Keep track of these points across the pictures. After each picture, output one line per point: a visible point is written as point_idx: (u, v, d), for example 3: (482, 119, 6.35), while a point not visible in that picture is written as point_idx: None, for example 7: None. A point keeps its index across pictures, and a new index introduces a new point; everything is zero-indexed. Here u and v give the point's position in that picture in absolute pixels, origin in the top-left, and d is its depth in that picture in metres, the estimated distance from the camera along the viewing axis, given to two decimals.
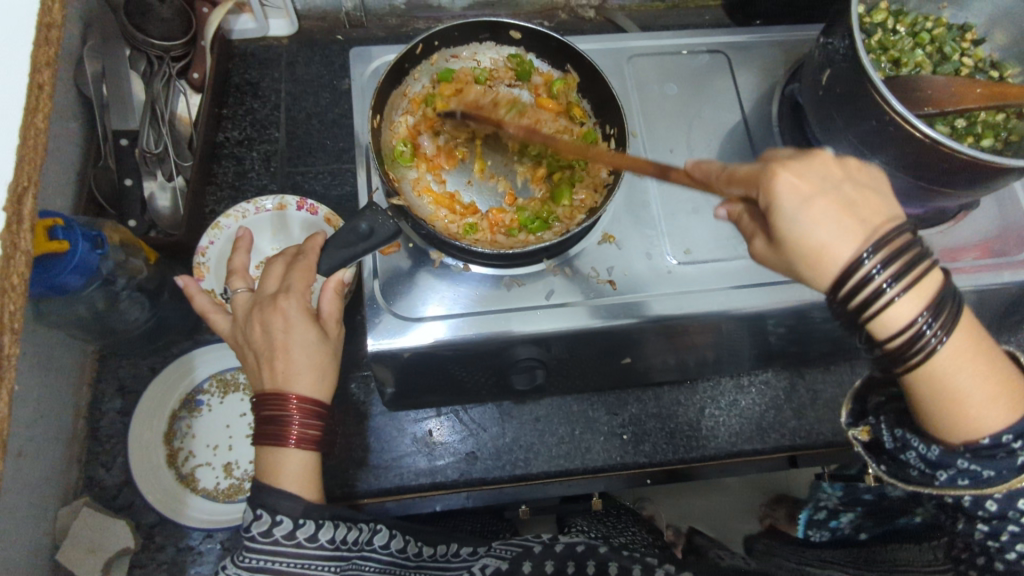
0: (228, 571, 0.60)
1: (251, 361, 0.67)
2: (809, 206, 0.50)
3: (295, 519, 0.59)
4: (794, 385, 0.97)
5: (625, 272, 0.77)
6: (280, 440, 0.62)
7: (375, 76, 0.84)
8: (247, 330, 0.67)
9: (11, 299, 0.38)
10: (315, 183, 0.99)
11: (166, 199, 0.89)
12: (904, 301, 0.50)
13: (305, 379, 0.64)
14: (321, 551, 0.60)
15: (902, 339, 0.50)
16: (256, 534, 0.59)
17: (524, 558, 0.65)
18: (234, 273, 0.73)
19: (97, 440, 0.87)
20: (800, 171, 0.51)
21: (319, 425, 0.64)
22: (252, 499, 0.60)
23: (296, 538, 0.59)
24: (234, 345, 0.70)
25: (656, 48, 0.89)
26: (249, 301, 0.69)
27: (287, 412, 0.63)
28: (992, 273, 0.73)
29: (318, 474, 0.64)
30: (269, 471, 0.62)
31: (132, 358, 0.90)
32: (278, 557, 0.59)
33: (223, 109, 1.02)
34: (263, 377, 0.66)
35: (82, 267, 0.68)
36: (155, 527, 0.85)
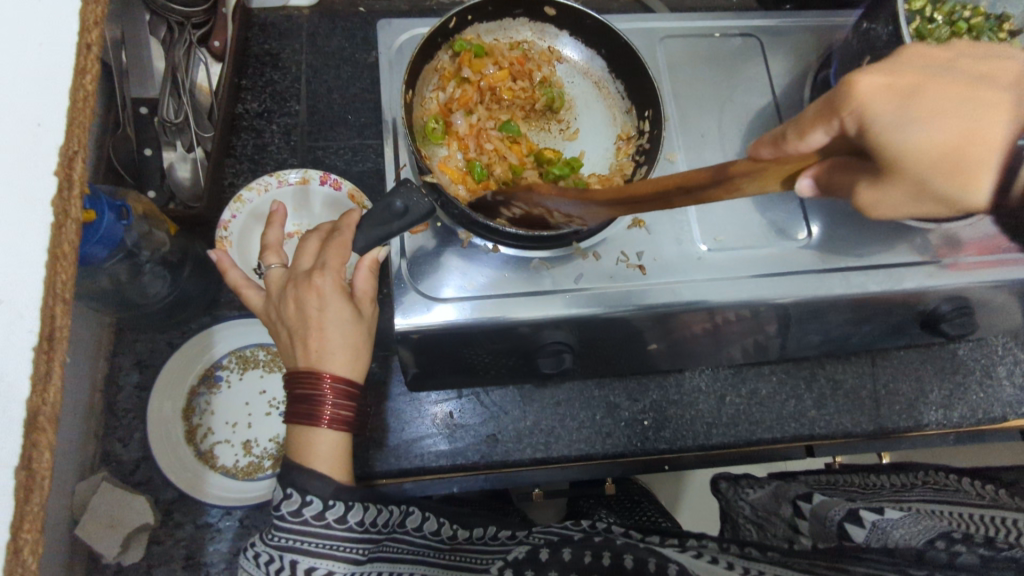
0: (257, 548, 0.60)
1: (284, 337, 0.67)
2: (917, 99, 0.47)
3: (324, 500, 0.59)
4: (814, 374, 0.97)
5: (655, 256, 0.76)
6: (313, 419, 0.63)
7: (402, 51, 0.82)
8: (281, 306, 0.67)
9: (62, 268, 0.36)
10: (335, 158, 0.97)
11: (185, 170, 0.87)
12: None
13: (338, 358, 0.64)
14: (349, 533, 0.59)
15: None
16: (286, 513, 0.59)
17: (563, 545, 0.65)
18: (268, 249, 0.72)
19: (114, 414, 0.86)
20: (886, 72, 0.50)
21: (352, 406, 0.64)
22: (282, 478, 0.60)
23: (325, 518, 0.59)
24: (267, 321, 0.70)
25: (688, 29, 0.87)
26: (283, 278, 0.69)
27: (320, 391, 0.63)
28: (998, 269, 0.76)
29: (347, 454, 0.65)
30: (302, 450, 0.62)
31: (149, 332, 0.89)
32: (307, 538, 0.58)
33: (243, 80, 0.99)
34: (297, 355, 0.65)
35: (107, 239, 0.66)
36: (174, 503, 0.85)
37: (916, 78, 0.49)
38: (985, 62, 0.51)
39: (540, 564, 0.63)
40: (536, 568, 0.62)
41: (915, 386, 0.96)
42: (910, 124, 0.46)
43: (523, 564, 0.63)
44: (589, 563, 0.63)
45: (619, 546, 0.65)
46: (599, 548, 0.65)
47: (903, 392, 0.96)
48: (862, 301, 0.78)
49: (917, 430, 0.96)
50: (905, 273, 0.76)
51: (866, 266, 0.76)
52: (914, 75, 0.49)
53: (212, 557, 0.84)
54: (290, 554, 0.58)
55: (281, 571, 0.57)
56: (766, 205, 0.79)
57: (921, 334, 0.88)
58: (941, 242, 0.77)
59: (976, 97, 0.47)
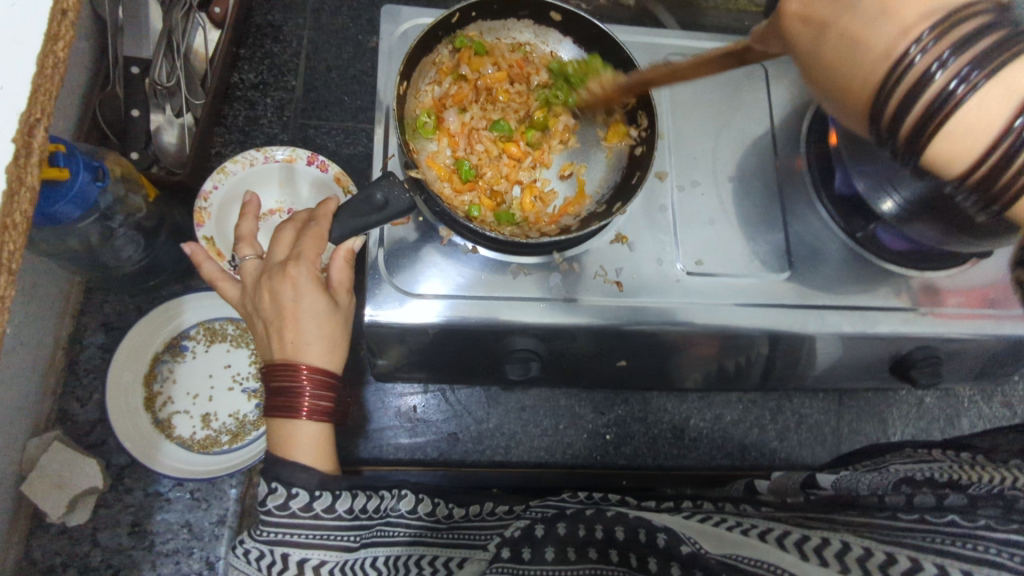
0: (246, 544, 0.61)
1: (260, 329, 0.68)
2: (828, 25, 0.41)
3: (311, 491, 0.61)
4: (779, 407, 0.97)
5: (634, 274, 0.76)
6: (291, 411, 0.64)
7: (404, 39, 0.81)
8: (256, 299, 0.68)
9: (12, 238, 0.36)
10: (327, 139, 0.96)
11: (172, 135, 0.86)
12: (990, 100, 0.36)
13: (315, 349, 0.65)
14: (340, 521, 0.61)
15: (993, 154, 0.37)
16: (272, 507, 0.60)
17: (559, 519, 0.61)
18: (241, 239, 0.73)
19: (75, 373, 0.86)
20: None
21: (331, 396, 0.66)
22: (266, 472, 0.62)
23: (313, 509, 0.60)
24: (243, 313, 0.71)
25: (693, 49, 0.86)
26: (258, 269, 0.69)
27: (298, 382, 0.64)
28: (972, 322, 0.76)
29: (330, 444, 0.66)
30: (283, 443, 0.64)
31: (119, 295, 0.89)
32: (297, 530, 0.60)
33: (241, 48, 0.98)
34: (273, 348, 0.66)
35: (80, 198, 0.65)
36: (126, 469, 0.85)
37: (830, 13, 0.41)
38: None
39: (536, 540, 0.58)
40: (533, 544, 0.57)
41: (878, 429, 0.97)
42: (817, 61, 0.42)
43: (520, 542, 0.58)
44: (584, 536, 0.58)
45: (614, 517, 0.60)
46: (593, 520, 0.60)
47: (866, 433, 0.97)
48: (841, 340, 0.77)
49: None
50: (880, 317, 0.76)
51: (841, 306, 0.76)
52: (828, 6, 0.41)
53: (158, 527, 0.84)
54: (280, 547, 0.60)
55: (273, 565, 0.59)
56: (749, 234, 0.79)
57: (888, 378, 0.89)
58: (920, 288, 0.77)
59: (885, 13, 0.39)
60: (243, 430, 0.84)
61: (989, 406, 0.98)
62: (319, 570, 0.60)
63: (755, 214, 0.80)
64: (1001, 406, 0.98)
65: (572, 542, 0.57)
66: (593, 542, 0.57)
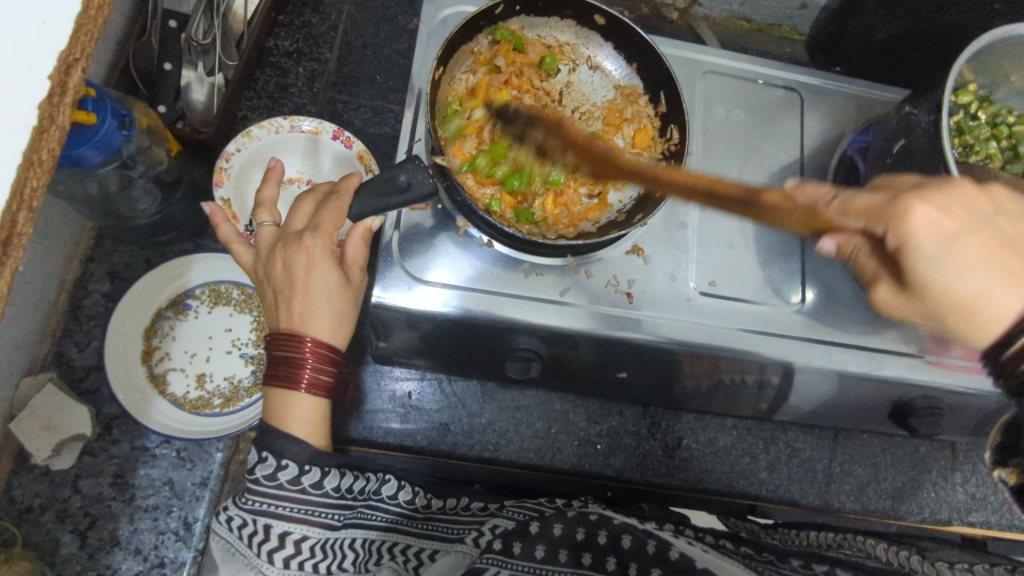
0: (229, 512, 0.60)
1: (268, 296, 0.68)
2: (954, 245, 0.52)
3: (301, 465, 0.60)
4: (774, 437, 0.96)
5: (646, 287, 0.75)
6: (291, 382, 0.64)
7: (444, 25, 0.80)
8: (269, 264, 0.68)
9: (36, 174, 0.36)
10: (354, 116, 0.96)
11: (201, 93, 0.85)
12: None
13: (321, 323, 0.65)
14: (325, 498, 0.61)
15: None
16: (261, 477, 0.60)
17: (543, 520, 0.69)
18: (262, 205, 0.73)
19: (76, 318, 0.86)
20: (942, 205, 0.53)
21: (331, 372, 0.66)
22: (256, 440, 0.61)
23: (301, 483, 0.60)
24: (254, 278, 0.70)
25: (732, 69, 0.85)
26: (274, 236, 0.70)
27: (301, 355, 0.64)
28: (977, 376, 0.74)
29: (325, 420, 0.66)
30: (279, 413, 0.63)
31: (129, 246, 0.89)
32: (283, 502, 0.59)
33: (280, 15, 0.98)
34: (280, 316, 0.66)
35: (104, 144, 0.65)
36: (115, 420, 0.85)
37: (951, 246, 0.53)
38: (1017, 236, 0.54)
39: (529, 535, 0.66)
40: (524, 540, 0.65)
41: (870, 471, 0.96)
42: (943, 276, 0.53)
43: (512, 536, 0.66)
44: (583, 539, 0.66)
45: (616, 526, 0.69)
46: (591, 526, 0.68)
47: (856, 474, 0.96)
48: (839, 378, 0.76)
49: (861, 514, 0.95)
50: (888, 361, 0.75)
51: (850, 345, 0.75)
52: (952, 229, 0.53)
53: (140, 481, 0.84)
54: (263, 518, 0.59)
55: (256, 535, 0.59)
56: (766, 262, 0.78)
57: (887, 423, 0.88)
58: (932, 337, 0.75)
59: (989, 268, 0.53)
60: (236, 395, 0.84)
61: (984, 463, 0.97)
62: (301, 545, 0.59)
63: (774, 243, 0.79)
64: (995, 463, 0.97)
65: (561, 543, 0.65)
66: (589, 548, 0.65)
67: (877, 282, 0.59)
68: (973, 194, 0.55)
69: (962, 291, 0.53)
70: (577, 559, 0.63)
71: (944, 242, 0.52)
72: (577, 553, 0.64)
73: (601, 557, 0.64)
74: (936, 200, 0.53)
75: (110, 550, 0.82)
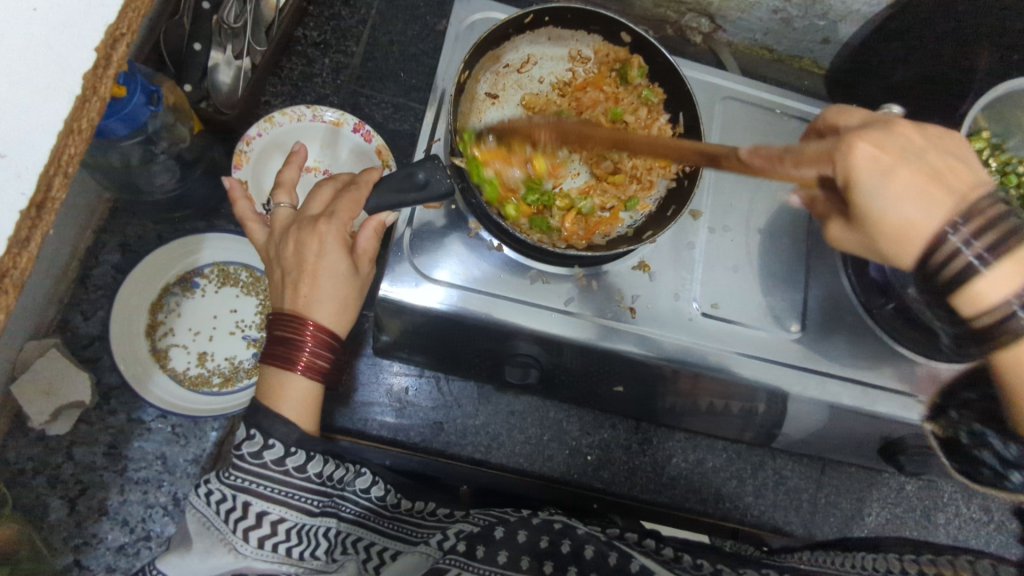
0: (210, 485, 0.61)
1: (276, 277, 0.69)
2: (893, 176, 0.50)
3: (287, 446, 0.62)
4: (762, 463, 0.97)
5: (649, 304, 0.76)
6: (289, 364, 0.64)
7: (472, 29, 0.82)
8: (280, 246, 0.69)
9: (74, 142, 0.37)
10: (375, 110, 0.97)
11: (227, 75, 0.86)
12: (1004, 274, 0.47)
13: (325, 309, 0.66)
14: (307, 483, 0.62)
15: (991, 317, 0.48)
16: (246, 453, 0.61)
17: (499, 525, 0.71)
18: (280, 186, 0.74)
19: (84, 287, 0.87)
20: (880, 142, 0.51)
21: (328, 357, 0.66)
22: (249, 418, 0.62)
23: (285, 465, 0.61)
24: (264, 258, 0.72)
25: (751, 97, 0.87)
26: (289, 219, 0.71)
27: (301, 336, 0.65)
28: None
29: (315, 404, 0.66)
30: (270, 392, 0.64)
31: (142, 220, 0.89)
32: (263, 481, 0.60)
33: (310, 5, 0.99)
34: (284, 296, 0.67)
35: (130, 118, 0.66)
36: (114, 391, 0.85)
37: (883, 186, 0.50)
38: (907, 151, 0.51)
39: (492, 540, 0.68)
40: (487, 544, 0.67)
41: (854, 505, 0.97)
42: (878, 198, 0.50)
43: (476, 539, 0.67)
44: (545, 546, 0.68)
45: (578, 536, 0.71)
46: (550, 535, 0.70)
47: (841, 506, 0.97)
48: (831, 410, 0.77)
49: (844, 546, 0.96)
50: (882, 397, 0.75)
51: (846, 378, 0.76)
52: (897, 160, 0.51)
53: (133, 453, 0.85)
54: (243, 495, 0.60)
55: (232, 510, 0.59)
56: (768, 290, 0.79)
57: (874, 458, 0.89)
58: (926, 376, 0.75)
59: (930, 195, 0.50)
60: (235, 376, 0.85)
61: (968, 507, 0.98)
62: (277, 527, 0.60)
63: (780, 271, 0.80)
64: (978, 510, 0.98)
65: (523, 550, 0.67)
66: (551, 555, 0.67)
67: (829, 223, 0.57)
68: (911, 134, 0.53)
69: (898, 219, 0.50)
70: (538, 566, 0.65)
71: (878, 172, 0.50)
72: (540, 560, 0.65)
73: (563, 566, 0.65)
74: (877, 137, 0.51)
75: (98, 519, 0.83)
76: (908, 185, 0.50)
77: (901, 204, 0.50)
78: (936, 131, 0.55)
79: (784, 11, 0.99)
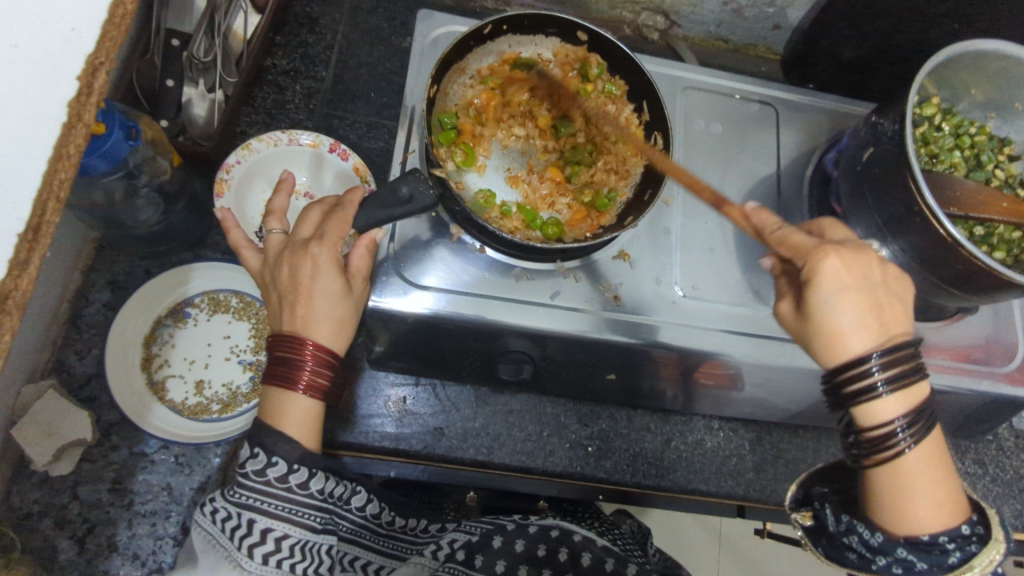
0: (216, 503, 0.62)
1: (274, 300, 0.71)
2: (844, 293, 0.56)
3: (290, 464, 0.62)
4: (759, 438, 0.99)
5: (632, 291, 0.78)
6: (290, 383, 0.66)
7: (435, 44, 0.84)
8: (276, 271, 0.71)
9: (64, 167, 0.39)
10: (349, 131, 1.00)
11: (202, 108, 0.90)
12: (890, 400, 0.55)
13: (322, 327, 0.68)
14: (309, 499, 0.63)
15: (879, 432, 0.55)
16: (250, 471, 0.62)
17: (496, 534, 0.77)
18: (271, 214, 0.76)
19: (77, 327, 0.88)
20: (848, 262, 0.56)
21: (328, 375, 0.68)
22: (251, 436, 0.64)
23: (288, 482, 0.62)
24: (259, 283, 0.73)
25: (711, 85, 0.90)
26: (282, 244, 0.73)
27: (301, 357, 0.66)
28: (973, 378, 0.76)
29: (318, 422, 0.68)
30: (274, 411, 0.65)
31: (129, 257, 0.91)
32: (268, 498, 0.61)
33: (277, 35, 1.02)
34: (283, 318, 0.69)
35: (110, 154, 0.69)
36: (114, 426, 0.86)
37: (827, 299, 0.56)
38: (857, 264, 0.57)
39: (491, 550, 0.75)
40: (486, 553, 0.74)
41: None
42: (827, 307, 0.56)
43: (474, 548, 0.75)
44: (544, 555, 0.76)
45: (576, 543, 0.79)
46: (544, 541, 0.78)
47: None
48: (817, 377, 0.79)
49: None
50: None
51: None
52: (846, 274, 0.56)
53: (138, 487, 0.85)
54: (247, 512, 0.61)
55: (238, 528, 0.60)
56: (745, 268, 0.81)
57: None
58: None
59: (865, 317, 0.56)
60: (234, 402, 0.86)
61: (963, 462, 1.00)
62: (281, 543, 0.61)
63: (755, 249, 0.82)
64: (972, 463, 1.00)
65: (521, 558, 0.75)
66: (549, 564, 0.75)
67: (783, 300, 0.62)
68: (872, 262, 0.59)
69: (836, 328, 0.56)
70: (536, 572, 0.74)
71: (835, 285, 0.55)
72: (537, 569, 0.74)
73: None
74: (846, 257, 0.56)
75: (108, 555, 0.83)
76: (852, 301, 0.56)
77: (840, 313, 0.56)
78: (893, 270, 0.60)
79: (734, 2, 1.02)
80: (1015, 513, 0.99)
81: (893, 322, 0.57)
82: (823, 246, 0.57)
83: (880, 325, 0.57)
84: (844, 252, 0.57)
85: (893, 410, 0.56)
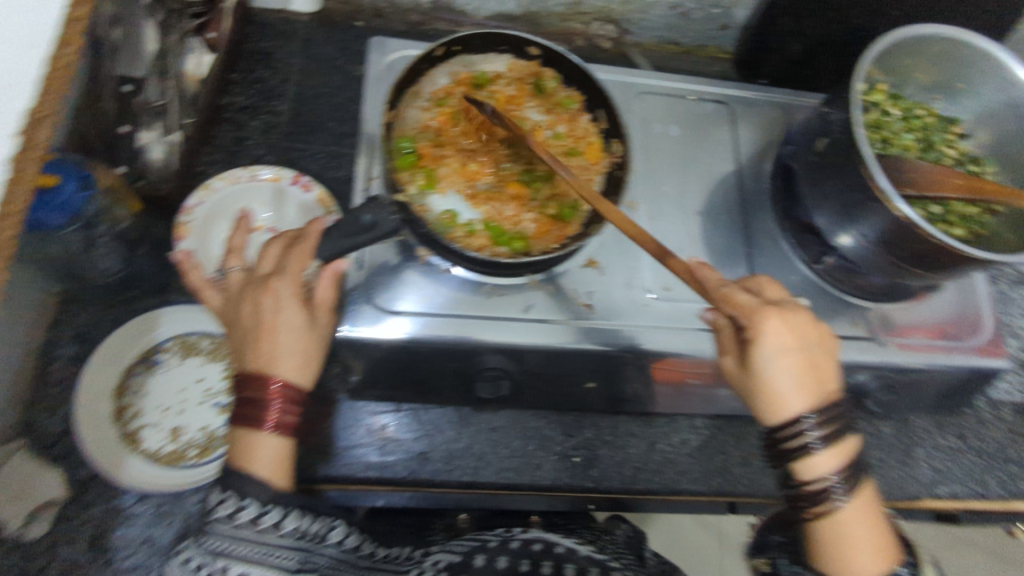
0: (189, 551, 0.62)
1: (239, 339, 0.70)
2: (783, 355, 0.64)
3: (261, 505, 0.62)
4: (743, 433, 1.00)
5: (603, 298, 0.78)
6: (257, 423, 0.65)
7: (389, 69, 0.85)
8: (239, 309, 0.71)
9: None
10: (310, 162, 0.99)
11: (159, 151, 0.89)
12: (826, 458, 0.64)
13: (289, 362, 0.67)
14: (284, 540, 0.63)
15: (818, 486, 0.63)
16: (221, 516, 0.61)
17: (478, 552, 0.76)
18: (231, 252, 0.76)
19: (45, 383, 0.87)
20: (786, 323, 0.65)
21: (295, 411, 0.67)
22: (222, 480, 0.62)
23: (261, 523, 0.61)
24: (223, 322, 0.73)
25: (665, 89, 0.91)
26: (243, 282, 0.73)
27: (268, 395, 0.66)
28: (944, 354, 0.78)
29: (290, 460, 0.67)
30: (243, 453, 0.64)
31: (95, 307, 0.90)
32: (240, 542, 0.61)
33: (232, 74, 1.03)
34: (247, 356, 0.68)
35: (65, 206, 0.78)
36: (90, 481, 0.84)
37: (768, 361, 0.64)
38: (792, 322, 0.66)
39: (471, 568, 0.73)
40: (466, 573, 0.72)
41: None
42: (769, 368, 0.64)
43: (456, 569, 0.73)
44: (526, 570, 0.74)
45: (558, 555, 0.78)
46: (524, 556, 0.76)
47: None
48: None
49: None
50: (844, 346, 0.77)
51: None
52: (785, 334, 0.65)
53: (118, 542, 0.83)
54: (221, 558, 0.60)
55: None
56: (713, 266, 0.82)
57: None
58: (877, 321, 0.79)
59: (801, 379, 0.65)
60: (211, 445, 0.84)
61: (944, 438, 1.01)
62: None
63: (722, 246, 0.83)
64: (953, 437, 1.01)
65: None
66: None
67: (727, 354, 0.69)
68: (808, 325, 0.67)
69: (778, 389, 0.65)
70: None
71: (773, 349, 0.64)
72: None
73: None
74: (784, 318, 0.65)
75: None
76: (789, 363, 0.64)
77: (779, 375, 0.64)
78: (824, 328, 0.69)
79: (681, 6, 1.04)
80: (1001, 483, 0.99)
81: (824, 382, 0.66)
82: (761, 308, 0.65)
83: (816, 387, 0.65)
84: (781, 313, 0.66)
85: (829, 466, 0.64)
